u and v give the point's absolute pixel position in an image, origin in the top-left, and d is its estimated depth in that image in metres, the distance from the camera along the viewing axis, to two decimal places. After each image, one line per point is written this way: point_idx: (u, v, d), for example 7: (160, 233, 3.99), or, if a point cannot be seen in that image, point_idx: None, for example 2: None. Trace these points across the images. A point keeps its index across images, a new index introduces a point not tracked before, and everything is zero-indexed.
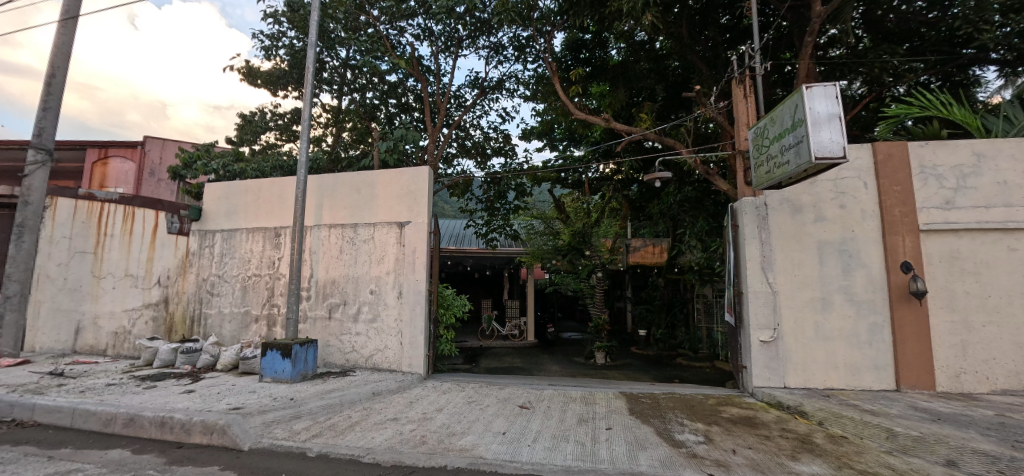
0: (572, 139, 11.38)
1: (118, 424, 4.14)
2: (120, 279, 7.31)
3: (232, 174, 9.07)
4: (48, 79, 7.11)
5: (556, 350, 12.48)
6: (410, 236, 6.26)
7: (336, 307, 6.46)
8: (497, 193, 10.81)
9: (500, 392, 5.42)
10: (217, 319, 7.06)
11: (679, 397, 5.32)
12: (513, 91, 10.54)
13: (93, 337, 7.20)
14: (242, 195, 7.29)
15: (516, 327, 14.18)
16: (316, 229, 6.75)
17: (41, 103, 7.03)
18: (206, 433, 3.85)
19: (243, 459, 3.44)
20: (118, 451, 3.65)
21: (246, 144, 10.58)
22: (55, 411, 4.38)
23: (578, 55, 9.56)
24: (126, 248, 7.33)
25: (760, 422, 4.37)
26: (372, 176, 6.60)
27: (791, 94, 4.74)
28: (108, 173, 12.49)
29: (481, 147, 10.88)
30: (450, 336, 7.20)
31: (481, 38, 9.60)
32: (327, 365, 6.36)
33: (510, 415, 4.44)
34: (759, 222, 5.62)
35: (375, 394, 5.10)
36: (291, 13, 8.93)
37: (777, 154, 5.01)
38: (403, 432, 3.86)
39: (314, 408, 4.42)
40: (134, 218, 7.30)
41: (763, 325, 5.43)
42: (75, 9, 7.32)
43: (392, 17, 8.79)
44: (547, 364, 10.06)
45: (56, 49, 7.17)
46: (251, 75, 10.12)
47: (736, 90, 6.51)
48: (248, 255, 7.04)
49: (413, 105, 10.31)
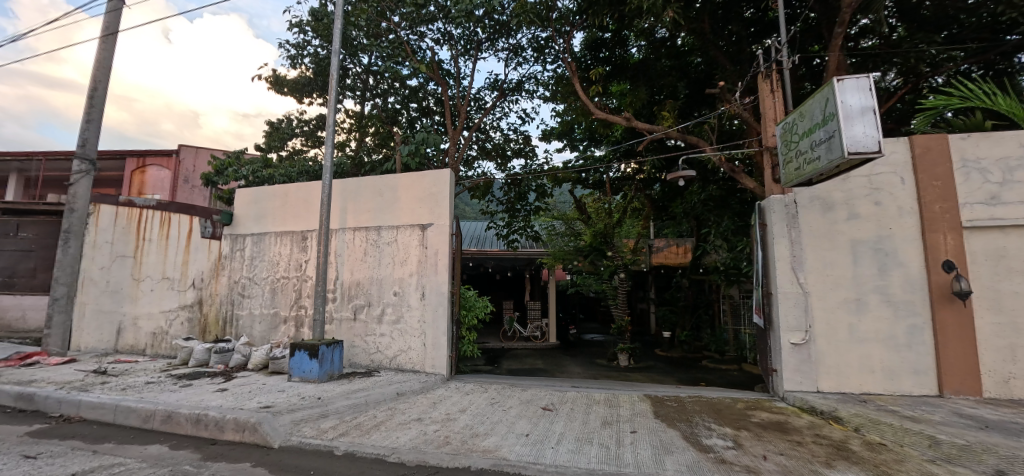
0: (593, 139, 11.25)
1: (157, 420, 4.32)
2: (158, 281, 7.64)
3: (261, 179, 9.36)
4: (92, 92, 7.52)
5: (578, 351, 12.39)
6: (431, 238, 6.32)
7: (360, 308, 6.59)
8: (518, 195, 10.84)
9: (523, 393, 5.41)
10: (248, 320, 7.30)
11: (706, 400, 5.20)
12: (533, 92, 10.56)
13: (134, 337, 7.54)
14: (270, 200, 7.51)
15: (538, 328, 14.10)
16: (341, 232, 6.90)
17: (85, 115, 7.43)
18: (239, 430, 3.98)
19: (274, 456, 3.54)
20: (157, 447, 3.81)
21: (274, 150, 10.90)
22: (100, 407, 4.61)
23: (597, 54, 9.49)
24: (163, 252, 7.65)
25: (791, 428, 4.23)
26: (395, 179, 6.70)
27: (821, 87, 4.58)
28: (145, 181, 13.10)
29: (501, 149, 10.92)
30: (472, 338, 7.25)
31: (501, 40, 9.65)
32: (353, 365, 6.49)
33: (533, 416, 4.43)
34: (788, 220, 5.44)
35: (400, 394, 5.17)
36: (316, 22, 9.17)
37: (807, 150, 4.85)
38: (427, 433, 3.90)
39: (341, 407, 4.51)
40: (170, 223, 7.63)
41: (794, 327, 5.25)
42: (114, 25, 7.70)
43: (412, 23, 8.92)
44: (569, 366, 10.00)
45: (98, 63, 7.56)
46: (278, 84, 10.44)
47: (762, 85, 6.33)
48: (277, 258, 7.25)
49: (434, 109, 10.44)
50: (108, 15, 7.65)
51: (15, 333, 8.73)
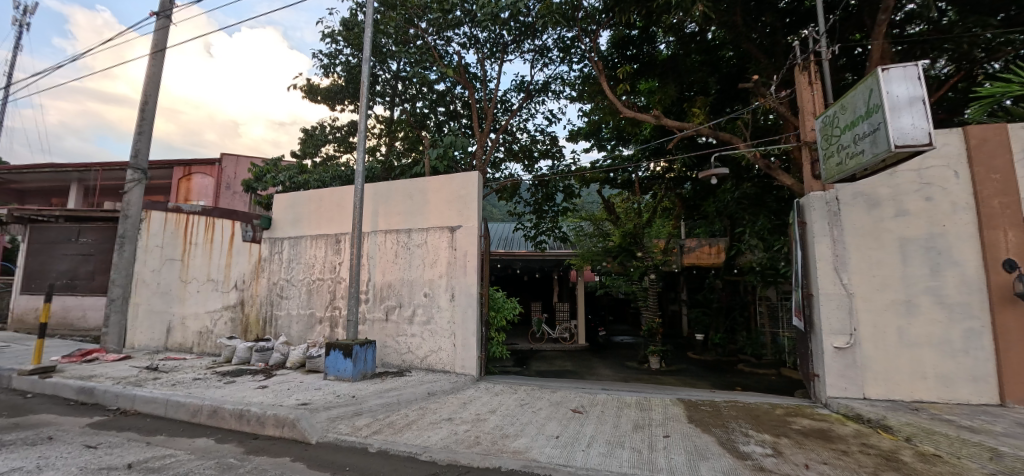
0: (621, 138, 11.08)
1: (203, 415, 4.55)
2: (202, 283, 8.03)
3: (297, 184, 9.74)
4: (143, 105, 8.02)
5: (608, 354, 12.22)
6: (460, 239, 6.40)
7: (392, 309, 6.73)
8: (545, 196, 10.83)
9: (553, 395, 5.39)
10: (286, 320, 7.58)
11: (742, 406, 5.02)
12: (559, 93, 10.54)
13: (181, 336, 7.96)
14: (306, 205, 7.79)
15: (567, 330, 13.88)
16: (373, 235, 7.08)
17: (137, 128, 7.94)
18: (279, 426, 4.14)
19: (311, 452, 3.66)
20: (204, 440, 4.01)
21: (308, 157, 11.29)
22: (152, 401, 4.90)
23: (625, 52, 9.33)
24: (208, 256, 8.03)
25: (836, 436, 4.03)
26: (423, 183, 6.82)
27: (864, 78, 4.36)
28: (191, 188, 13.85)
29: (528, 150, 10.93)
30: (501, 339, 7.29)
31: (526, 42, 9.69)
32: (385, 365, 6.64)
33: (563, 419, 4.40)
34: (829, 218, 5.21)
35: (430, 393, 5.25)
36: (346, 31, 9.47)
37: (849, 144, 4.62)
38: (457, 432, 3.94)
39: (374, 406, 4.62)
40: (214, 228, 8.02)
41: (838, 330, 5.01)
42: (162, 42, 8.19)
43: (439, 28, 9.05)
44: (598, 368, 9.90)
45: (148, 78, 8.06)
46: (311, 92, 10.80)
47: (799, 78, 6.07)
48: (312, 260, 7.51)
49: (461, 112, 10.57)
50: (157, 33, 8.15)
51: (77, 332, 9.40)
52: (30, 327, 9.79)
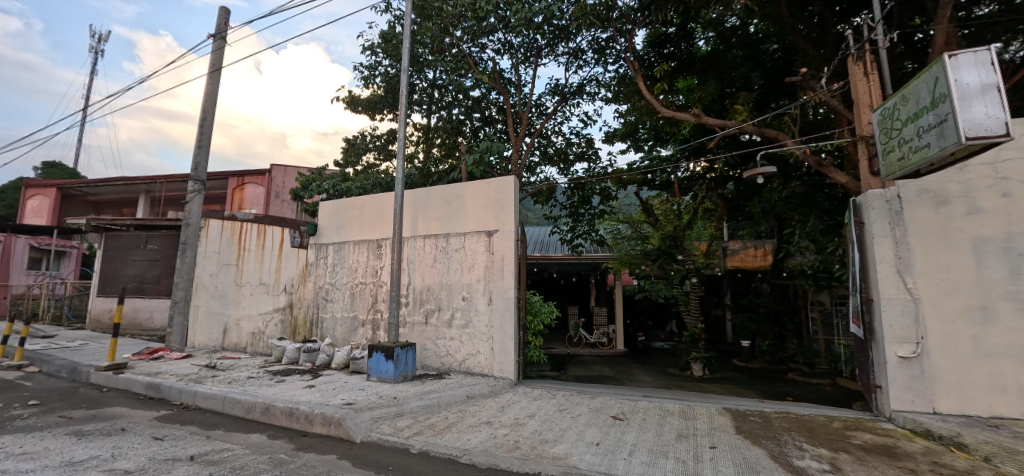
0: (659, 138, 10.79)
1: (257, 411, 4.80)
2: (255, 287, 8.48)
3: (340, 192, 10.14)
4: (202, 121, 8.62)
5: (648, 360, 11.89)
6: (497, 243, 6.44)
7: (431, 312, 6.86)
8: (581, 198, 10.72)
9: (592, 401, 5.30)
10: (331, 322, 7.89)
11: (796, 418, 4.74)
12: (594, 94, 10.43)
13: (236, 337, 8.44)
14: (348, 211, 8.09)
15: (604, 334, 13.75)
16: (412, 240, 7.25)
17: (197, 142, 8.54)
18: (326, 424, 4.30)
19: (356, 450, 3.78)
20: (257, 435, 4.23)
21: (350, 165, 11.72)
22: (211, 398, 5.22)
23: (661, 50, 9.10)
24: (259, 261, 8.49)
25: (902, 453, 3.73)
26: (460, 188, 6.92)
27: (928, 66, 4.04)
28: (244, 197, 14.72)
29: (564, 153, 10.87)
30: (539, 343, 7.26)
31: (561, 45, 9.66)
32: (424, 367, 6.77)
33: (603, 425, 4.31)
34: (891, 217, 4.86)
35: (469, 397, 5.28)
36: (385, 43, 9.79)
37: (912, 137, 4.29)
38: (496, 437, 3.94)
39: (415, 407, 4.71)
40: (265, 234, 8.49)
41: (902, 338, 4.64)
42: (218, 61, 8.77)
43: (474, 35, 9.19)
44: (638, 374, 9.65)
45: (206, 96, 8.65)
46: (353, 103, 11.23)
47: (853, 69, 5.72)
48: (355, 265, 7.78)
49: (496, 117, 10.67)
50: (214, 54, 8.75)
51: (145, 331, 10.16)
52: (105, 326, 10.68)
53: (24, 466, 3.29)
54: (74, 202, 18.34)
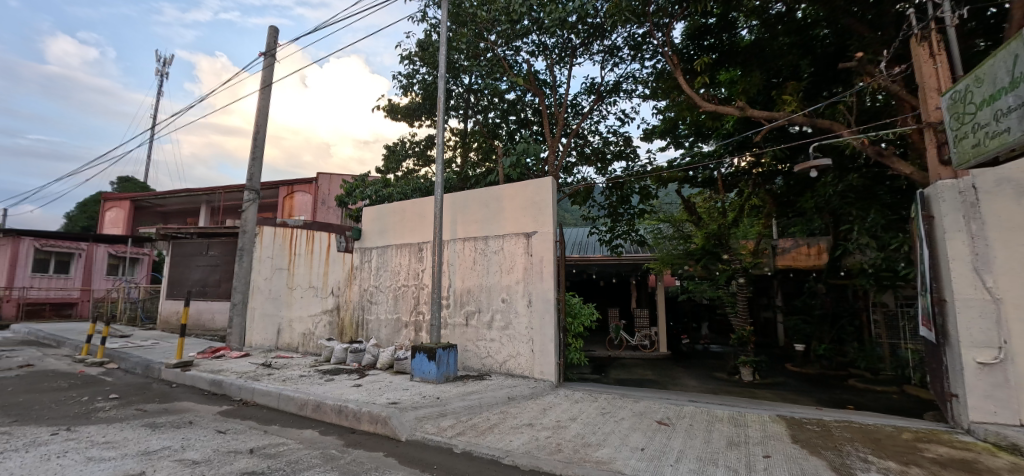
0: (700, 133, 10.30)
1: (309, 408, 5.03)
2: (305, 290, 8.91)
3: (382, 197, 10.50)
4: (255, 134, 9.17)
5: (693, 363, 11.48)
6: (536, 245, 6.42)
7: (472, 314, 6.95)
8: (620, 198, 10.53)
9: (636, 405, 5.17)
10: (376, 324, 8.16)
11: (859, 428, 4.41)
12: (631, 92, 10.23)
13: (289, 337, 8.89)
14: (390, 216, 8.34)
15: (646, 337, 13.32)
16: (452, 243, 7.37)
17: (252, 154, 9.09)
18: (373, 422, 4.45)
19: (402, 448, 3.89)
20: (310, 431, 4.44)
21: (391, 172, 12.09)
22: (268, 394, 5.52)
23: (701, 42, 8.79)
24: (309, 265, 8.91)
25: (984, 468, 3.39)
26: (499, 190, 6.97)
27: (1006, 43, 3.67)
28: (294, 205, 15.52)
29: (601, 153, 10.73)
30: (579, 345, 7.19)
31: (595, 43, 9.54)
32: (466, 368, 6.87)
33: (648, 430, 4.21)
34: (965, 210, 4.44)
35: (510, 398, 5.31)
36: (422, 52, 10.04)
37: (989, 122, 3.92)
38: (539, 438, 3.94)
39: (458, 408, 4.78)
40: (314, 240, 8.90)
41: (982, 343, 4.23)
42: (269, 77, 9.32)
43: (508, 39, 9.25)
44: (683, 378, 9.34)
45: (259, 111, 9.20)
46: (392, 111, 11.57)
47: (917, 51, 5.30)
48: (397, 268, 8.01)
49: (532, 119, 10.68)
50: (265, 70, 9.29)
51: (208, 331, 10.90)
52: (173, 327, 11.55)
53: (107, 454, 3.61)
54: (145, 213, 20.02)
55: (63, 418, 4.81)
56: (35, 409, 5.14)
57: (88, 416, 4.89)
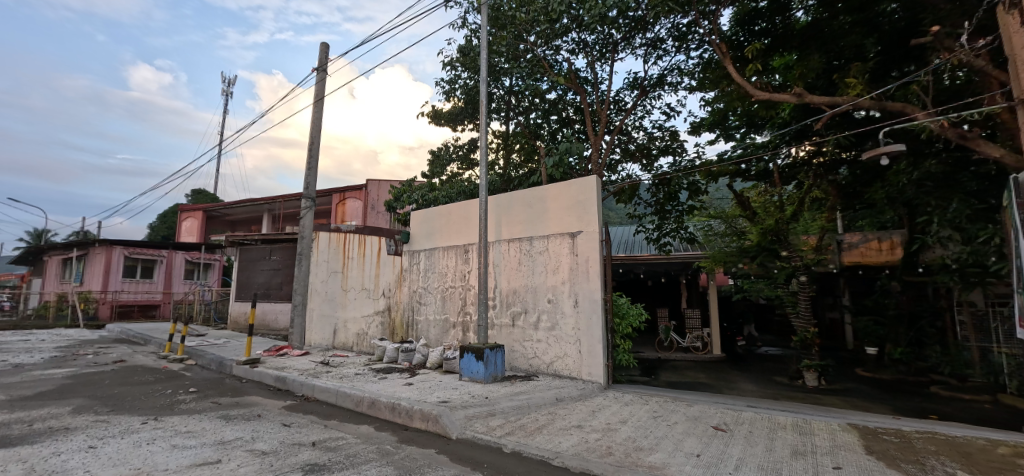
0: (753, 124, 9.76)
1: (365, 405, 5.26)
2: (358, 292, 9.31)
3: (428, 201, 10.81)
4: (311, 145, 9.73)
5: (751, 366, 10.90)
6: (581, 245, 6.35)
7: (518, 315, 6.99)
8: (667, 195, 10.20)
9: (689, 409, 4.98)
10: (425, 324, 8.39)
11: (945, 440, 4.00)
12: (676, 84, 9.88)
13: (345, 336, 9.32)
14: (437, 219, 8.55)
15: (699, 338, 12.70)
16: (497, 244, 7.45)
17: (308, 164, 9.65)
18: (425, 419, 4.58)
19: (453, 446, 3.98)
20: (366, 427, 4.64)
21: (436, 176, 12.31)
22: (327, 391, 5.83)
23: (751, 27, 8.37)
24: (362, 268, 9.30)
25: None
26: (542, 191, 6.95)
27: None
28: (346, 211, 16.30)
29: (646, 148, 10.46)
30: (628, 346, 7.04)
31: (638, 36, 9.31)
32: (513, 369, 6.92)
33: (704, 435, 4.04)
34: None
35: (559, 399, 5.28)
36: (463, 57, 10.22)
37: None
38: (588, 441, 3.89)
39: (506, 408, 4.81)
40: (366, 244, 9.29)
41: None
42: (322, 91, 9.86)
43: (547, 39, 9.21)
44: (739, 382, 8.90)
45: (314, 122, 9.75)
46: (436, 117, 11.86)
47: (1004, 20, 4.76)
48: (445, 269, 8.21)
49: (574, 117, 10.58)
50: (318, 85, 9.84)
51: (273, 331, 11.66)
52: (242, 327, 12.46)
53: (189, 442, 3.97)
54: (216, 222, 21.81)
55: (152, 408, 5.33)
56: (129, 400, 5.73)
57: (171, 407, 5.39)
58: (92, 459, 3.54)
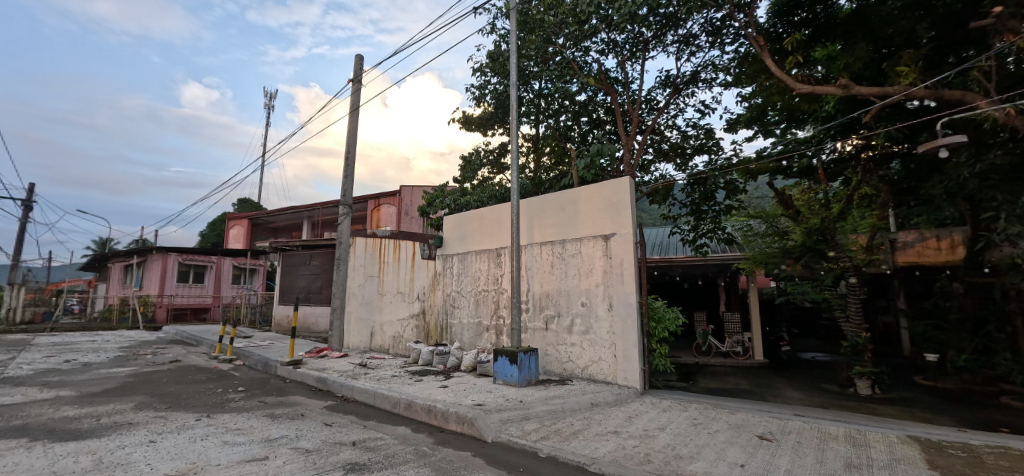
0: (794, 118, 9.31)
1: (401, 407, 5.36)
2: (394, 295, 9.53)
3: (460, 206, 10.95)
4: (348, 154, 10.07)
5: (796, 373, 10.39)
6: (615, 247, 6.26)
7: (551, 318, 6.96)
8: (704, 194, 9.92)
9: (732, 417, 4.80)
10: (459, 328, 8.49)
11: (1021, 456, 3.67)
12: (711, 81, 9.62)
13: (381, 339, 9.56)
14: (469, 224, 8.65)
15: (739, 343, 12.27)
16: (529, 248, 7.45)
17: (345, 172, 9.99)
18: (460, 422, 4.62)
19: (488, 449, 4.00)
20: (403, 428, 4.73)
21: (468, 181, 12.47)
22: (365, 392, 5.99)
23: (791, 18, 7.98)
24: (397, 272, 9.52)
25: None
26: (574, 193, 6.91)
27: None
28: (381, 217, 16.76)
29: (680, 148, 10.20)
30: (664, 351, 6.87)
31: (669, 33, 9.12)
32: (547, 373, 6.88)
33: (748, 445, 3.87)
34: None
35: (594, 404, 5.20)
36: (493, 62, 10.32)
37: None
38: (625, 447, 3.81)
39: (541, 412, 4.79)
40: (401, 248, 9.51)
41: None
42: (357, 101, 10.20)
43: (576, 40, 9.19)
44: (784, 389, 8.49)
45: (350, 132, 10.10)
46: (467, 122, 12.02)
47: None
48: (477, 273, 8.29)
49: (604, 118, 10.48)
50: (354, 95, 10.19)
51: (314, 333, 12.10)
52: (285, 329, 13.00)
53: (239, 439, 4.17)
54: (260, 230, 22.93)
55: (204, 406, 5.65)
56: (184, 398, 6.09)
57: (222, 405, 5.70)
58: (152, 453, 3.79)
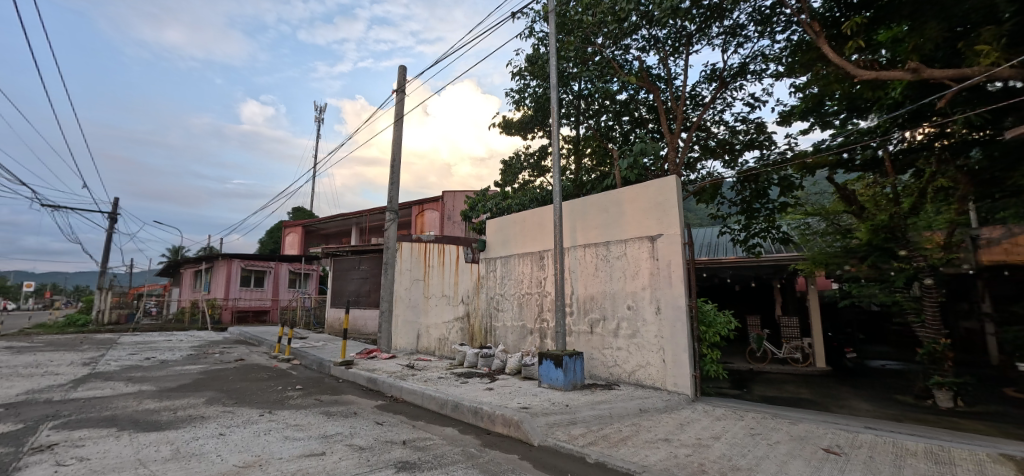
0: (855, 108, 8.60)
1: (448, 408, 5.47)
2: (439, 298, 9.73)
3: (502, 209, 11.07)
4: (393, 162, 10.43)
5: (864, 382, 9.64)
6: (662, 248, 6.08)
7: (597, 322, 6.86)
8: (755, 192, 9.46)
9: (793, 427, 4.51)
10: (503, 330, 8.56)
11: None
12: (761, 72, 9.17)
13: (427, 341, 9.78)
14: (511, 227, 8.71)
15: (797, 349, 11.52)
16: (573, 250, 7.39)
17: (391, 180, 10.36)
18: (506, 425, 4.65)
19: (535, 453, 4.00)
20: (451, 429, 4.82)
21: (509, 184, 12.61)
22: (414, 392, 6.15)
23: (848, 1, 7.59)
24: (442, 276, 9.73)
25: None
26: (617, 194, 6.79)
27: None
28: (424, 222, 17.22)
29: (728, 144, 9.79)
30: (716, 356, 6.57)
31: (714, 25, 8.77)
32: (593, 377, 6.78)
33: (813, 458, 3.63)
34: None
35: (643, 410, 5.07)
36: (532, 66, 10.38)
37: None
38: (677, 456, 3.69)
39: (587, 417, 4.73)
40: (445, 252, 9.73)
41: None
42: (401, 110, 10.55)
43: (616, 38, 9.08)
44: (850, 399, 7.89)
45: (395, 141, 10.47)
46: (507, 127, 12.13)
47: None
48: (521, 276, 8.32)
49: (647, 117, 10.26)
50: (398, 105, 10.55)
51: (364, 335, 12.61)
52: (337, 331, 13.63)
53: (298, 435, 4.41)
54: (313, 236, 24.19)
55: (267, 403, 6.02)
56: (249, 395, 6.53)
57: (282, 402, 6.05)
58: (222, 445, 4.08)
